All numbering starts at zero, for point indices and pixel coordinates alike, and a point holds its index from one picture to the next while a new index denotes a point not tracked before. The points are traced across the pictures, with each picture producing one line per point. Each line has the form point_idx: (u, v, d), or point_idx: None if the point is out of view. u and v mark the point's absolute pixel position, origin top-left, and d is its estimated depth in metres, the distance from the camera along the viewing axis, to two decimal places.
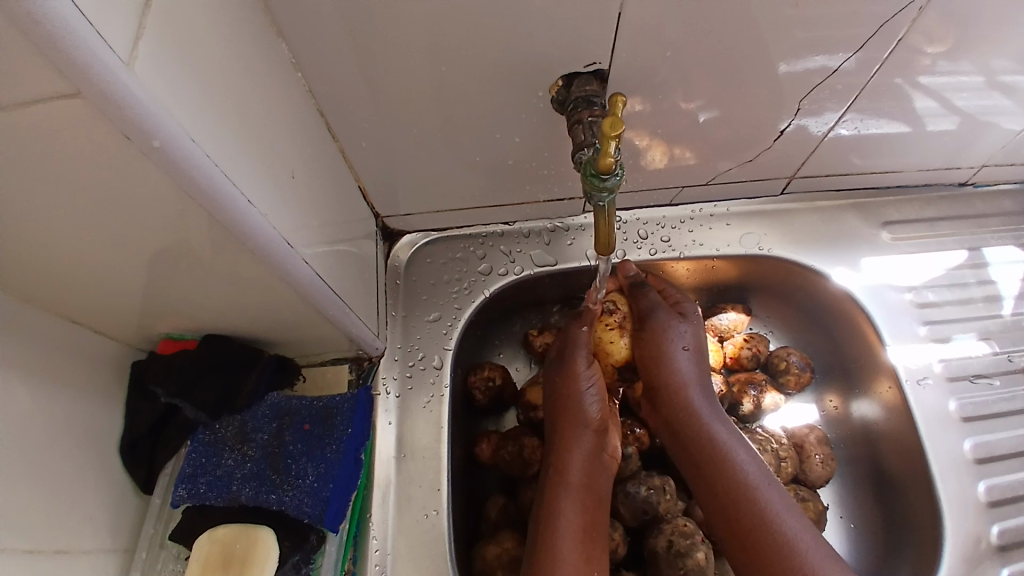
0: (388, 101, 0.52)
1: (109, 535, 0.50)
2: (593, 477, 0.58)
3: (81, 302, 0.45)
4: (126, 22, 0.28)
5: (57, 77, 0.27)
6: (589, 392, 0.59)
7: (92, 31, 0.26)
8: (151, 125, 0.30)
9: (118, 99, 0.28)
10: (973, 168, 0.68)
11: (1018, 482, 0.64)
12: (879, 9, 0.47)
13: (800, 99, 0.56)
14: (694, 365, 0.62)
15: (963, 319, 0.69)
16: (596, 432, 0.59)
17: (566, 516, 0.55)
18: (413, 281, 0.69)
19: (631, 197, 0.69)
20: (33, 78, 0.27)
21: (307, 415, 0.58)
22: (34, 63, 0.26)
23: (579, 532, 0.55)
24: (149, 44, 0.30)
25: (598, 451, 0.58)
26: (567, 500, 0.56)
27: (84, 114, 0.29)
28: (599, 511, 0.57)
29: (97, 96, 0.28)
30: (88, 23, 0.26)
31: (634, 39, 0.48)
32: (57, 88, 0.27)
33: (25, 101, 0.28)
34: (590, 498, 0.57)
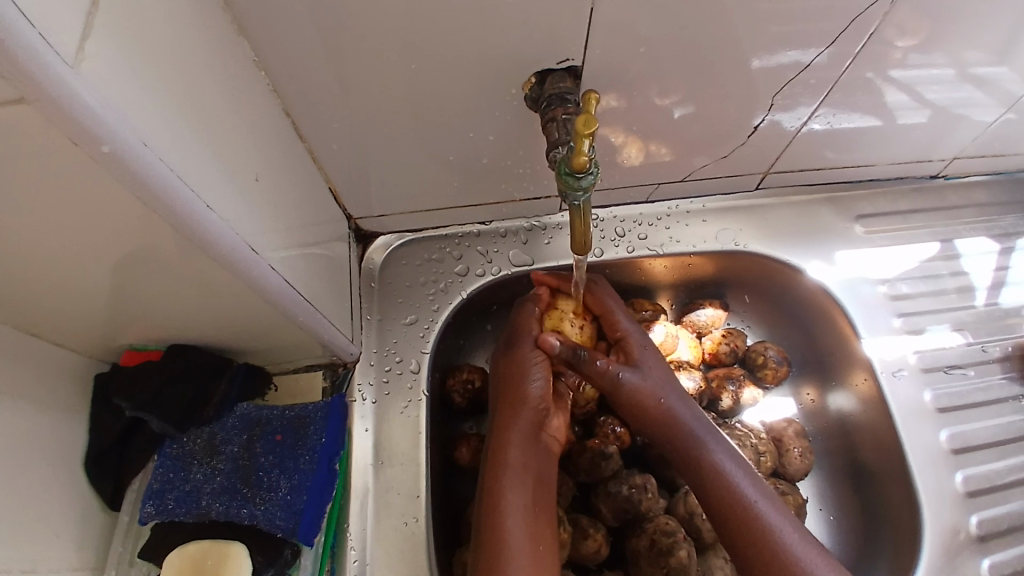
0: (358, 100, 0.51)
1: (76, 554, 0.48)
2: (532, 458, 0.56)
3: (38, 314, 0.43)
4: (72, 20, 0.27)
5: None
6: (532, 372, 0.59)
7: (37, 32, 0.25)
8: (100, 129, 0.29)
9: (67, 103, 0.27)
10: (943, 160, 0.69)
11: (994, 471, 0.64)
12: (850, 3, 0.47)
13: (773, 94, 0.56)
14: (656, 364, 0.60)
15: (937, 310, 0.70)
16: (534, 410, 0.58)
17: (508, 495, 0.53)
18: (388, 283, 0.68)
19: (608, 195, 0.68)
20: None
21: (279, 425, 0.56)
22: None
23: (523, 503, 0.54)
24: (98, 41, 0.28)
25: (537, 430, 0.58)
26: (509, 482, 0.54)
27: (27, 119, 0.27)
28: (543, 485, 0.56)
29: (44, 100, 0.26)
30: (32, 25, 0.24)
31: (608, 35, 0.47)
32: (2, 92, 0.25)
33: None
34: (532, 480, 0.55)
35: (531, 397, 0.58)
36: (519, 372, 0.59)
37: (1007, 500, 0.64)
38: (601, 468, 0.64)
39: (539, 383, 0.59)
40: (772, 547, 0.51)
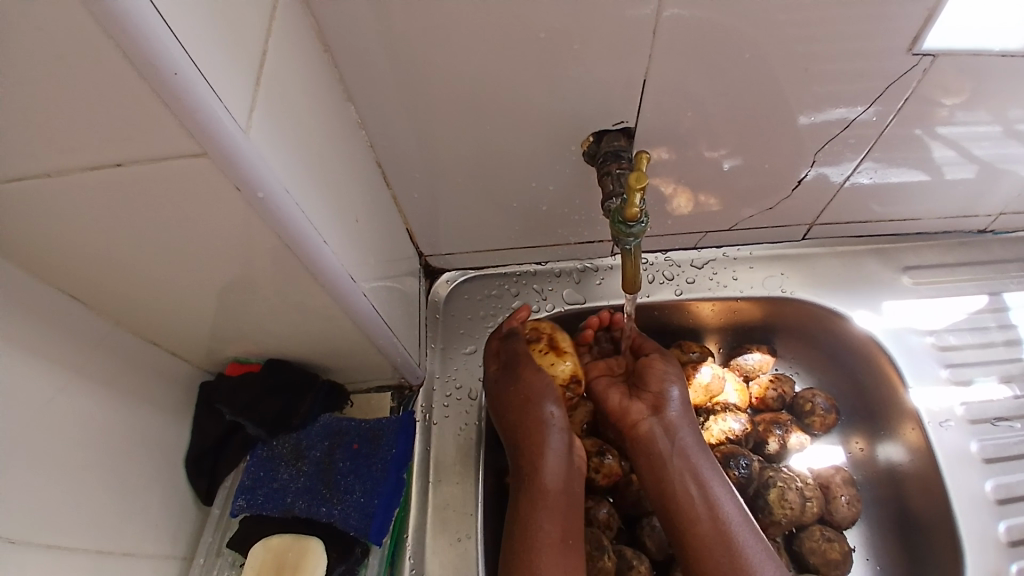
0: (438, 154, 0.58)
1: (172, 542, 0.55)
2: (565, 484, 0.60)
3: (169, 329, 0.52)
4: (245, 98, 0.35)
5: (190, 141, 0.33)
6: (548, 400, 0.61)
7: (221, 104, 0.32)
8: (258, 180, 0.36)
9: (239, 156, 0.35)
10: (989, 216, 0.71)
11: None
12: (891, 67, 0.51)
13: (815, 152, 0.60)
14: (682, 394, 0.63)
15: (986, 362, 0.70)
16: (558, 438, 0.61)
17: (541, 525, 0.58)
18: (451, 316, 0.74)
19: (658, 241, 0.73)
20: (171, 143, 0.33)
21: (355, 435, 0.62)
22: (173, 132, 0.32)
23: (557, 541, 0.57)
24: (259, 112, 0.37)
25: (567, 454, 0.61)
26: (541, 511, 0.58)
27: (206, 170, 0.34)
28: (575, 516, 0.59)
29: (218, 155, 0.34)
30: (219, 101, 0.32)
31: (659, 100, 0.53)
32: (189, 148, 0.33)
33: (156, 159, 0.34)
34: (562, 506, 0.59)
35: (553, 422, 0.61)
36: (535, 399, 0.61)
37: None
38: (644, 501, 0.67)
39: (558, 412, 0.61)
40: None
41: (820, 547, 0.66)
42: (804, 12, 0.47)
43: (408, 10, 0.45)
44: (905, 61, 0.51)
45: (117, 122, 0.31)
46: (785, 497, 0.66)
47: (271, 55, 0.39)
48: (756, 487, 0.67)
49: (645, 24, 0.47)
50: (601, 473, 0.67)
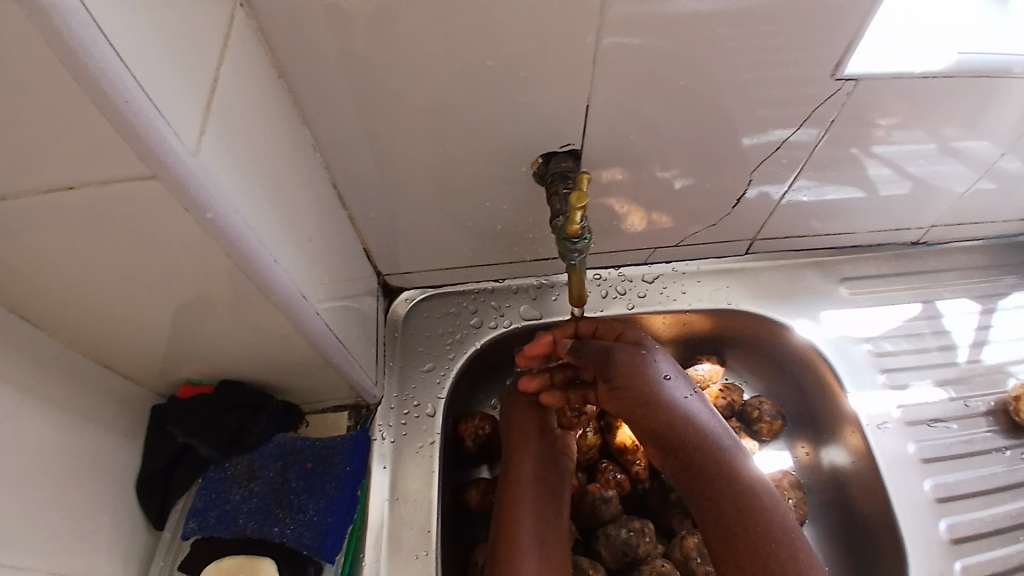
0: (392, 175, 0.60)
1: (121, 569, 0.53)
2: (544, 471, 0.64)
3: (119, 351, 0.51)
4: (195, 122, 0.36)
5: (139, 163, 0.33)
6: (531, 403, 0.67)
7: (171, 128, 0.33)
8: (207, 201, 0.37)
9: (189, 177, 0.35)
10: (922, 228, 0.76)
11: (979, 519, 0.66)
12: (817, 91, 0.55)
13: (752, 171, 0.64)
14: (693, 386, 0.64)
15: (921, 367, 0.73)
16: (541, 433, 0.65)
17: (522, 507, 0.61)
18: (410, 334, 0.75)
19: (610, 257, 0.76)
20: (122, 165, 0.33)
21: (309, 454, 0.62)
22: (125, 155, 0.33)
23: (535, 522, 0.60)
24: (211, 135, 0.38)
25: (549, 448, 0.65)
26: (522, 495, 0.62)
27: (156, 191, 0.35)
28: (555, 502, 0.63)
29: (168, 177, 0.35)
30: (169, 125, 0.33)
31: (601, 124, 0.56)
32: (139, 170, 0.34)
33: (106, 180, 0.34)
34: (543, 490, 0.63)
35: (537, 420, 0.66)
36: (522, 398, 0.67)
37: (991, 547, 0.65)
38: (601, 511, 0.68)
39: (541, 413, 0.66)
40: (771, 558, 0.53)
41: None
42: (733, 41, 0.50)
43: (361, 38, 0.47)
44: (827, 87, 0.55)
45: (66, 144, 0.32)
46: None
47: (222, 80, 0.40)
48: None
49: (586, 51, 0.50)
50: None
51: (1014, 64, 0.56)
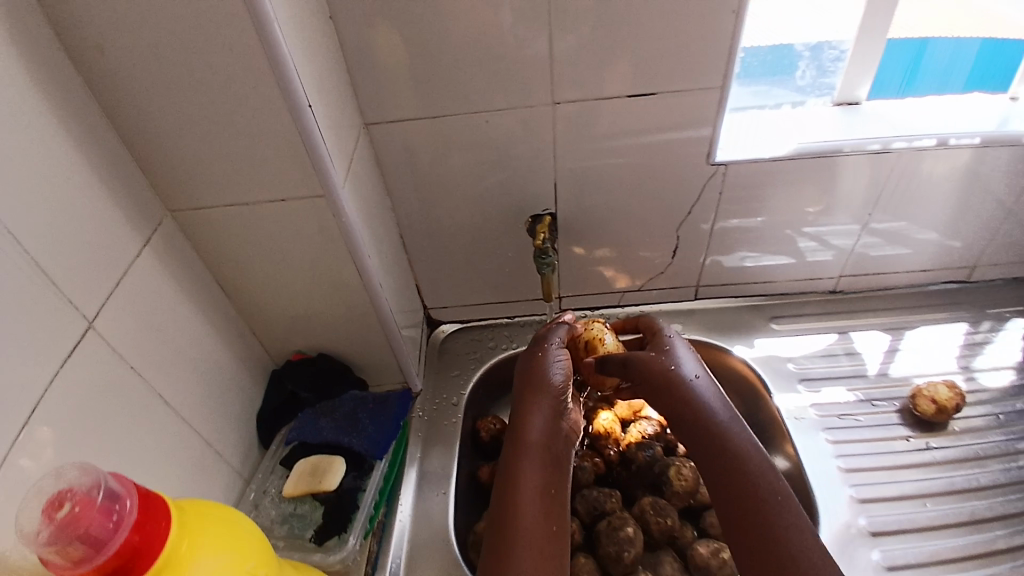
0: (437, 230, 0.93)
1: (239, 465, 0.81)
2: (551, 438, 0.73)
3: (266, 321, 0.84)
4: (343, 171, 0.71)
5: (319, 186, 0.68)
6: (553, 372, 0.78)
7: (334, 172, 0.68)
8: (342, 212, 0.71)
9: (335, 201, 0.70)
10: (832, 278, 1.00)
11: (884, 487, 0.80)
12: (697, 175, 0.85)
13: (677, 229, 0.93)
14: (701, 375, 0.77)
15: (833, 377, 0.91)
16: (557, 402, 0.76)
17: (528, 466, 0.70)
18: (445, 351, 1.04)
19: (591, 299, 1.04)
20: (306, 189, 0.69)
21: (372, 398, 0.90)
22: (309, 183, 0.68)
23: (539, 482, 0.69)
24: (349, 182, 0.73)
25: (557, 415, 0.75)
26: (528, 455, 0.71)
27: (318, 203, 0.70)
28: (557, 466, 0.72)
29: (326, 197, 0.69)
30: (334, 170, 0.69)
31: (565, 196, 0.89)
32: (316, 192, 0.69)
33: (296, 198, 0.69)
34: (548, 455, 0.72)
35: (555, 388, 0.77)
36: (542, 371, 0.78)
37: (897, 510, 0.78)
38: (579, 478, 0.88)
39: (562, 381, 0.78)
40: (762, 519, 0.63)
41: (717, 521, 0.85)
42: (642, 139, 0.82)
43: (423, 145, 0.83)
44: (702, 175, 0.85)
45: (285, 176, 0.67)
46: (681, 472, 0.85)
47: (355, 159, 0.76)
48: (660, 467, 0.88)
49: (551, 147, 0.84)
50: None
51: (840, 146, 0.82)
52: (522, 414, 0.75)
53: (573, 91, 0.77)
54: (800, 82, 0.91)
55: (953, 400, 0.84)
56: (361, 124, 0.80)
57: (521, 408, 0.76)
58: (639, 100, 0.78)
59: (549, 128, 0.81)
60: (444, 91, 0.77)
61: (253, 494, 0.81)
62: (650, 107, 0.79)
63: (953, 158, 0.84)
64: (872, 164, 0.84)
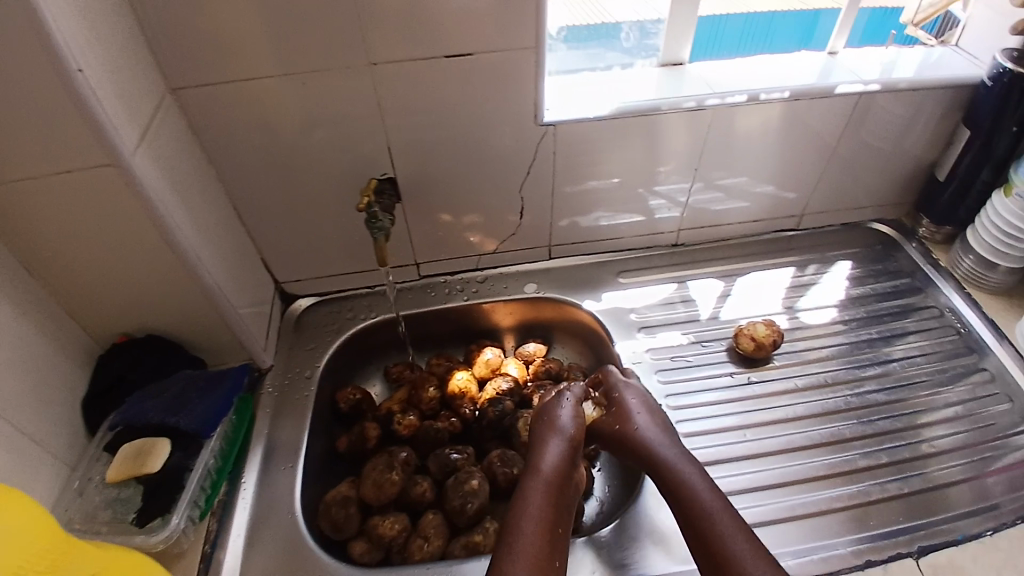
0: (274, 201, 0.90)
1: (65, 452, 0.77)
2: (562, 471, 0.75)
3: (83, 301, 0.78)
4: (135, 137, 0.67)
5: (106, 155, 0.64)
6: (564, 415, 0.81)
7: (121, 139, 0.64)
8: (136, 180, 0.67)
9: (128, 171, 0.66)
10: (672, 232, 1.06)
11: (705, 421, 0.86)
12: (528, 134, 0.87)
13: (519, 191, 0.95)
14: (673, 443, 0.77)
15: (669, 324, 0.97)
16: (568, 441, 0.78)
17: (533, 496, 0.72)
18: (302, 325, 1.01)
19: (448, 263, 1.04)
20: (91, 157, 0.64)
21: (204, 376, 0.87)
22: (93, 151, 0.64)
23: (545, 510, 0.70)
24: (143, 147, 0.68)
25: (572, 455, 0.77)
26: (533, 486, 0.73)
27: (106, 172, 0.65)
28: (562, 499, 0.73)
29: (116, 165, 0.65)
30: (117, 132, 0.64)
31: (403, 161, 0.88)
32: (102, 161, 0.64)
33: (82, 167, 0.65)
34: (556, 488, 0.73)
35: (562, 430, 0.79)
36: (551, 418, 0.81)
37: (717, 441, 0.84)
38: (436, 438, 0.91)
39: (572, 424, 0.80)
40: (717, 539, 0.67)
41: None
42: (466, 101, 0.82)
43: (241, 111, 0.79)
44: (535, 134, 0.87)
45: (60, 143, 0.62)
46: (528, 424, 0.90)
47: (154, 126, 0.71)
48: (509, 421, 0.92)
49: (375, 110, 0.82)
50: (402, 424, 0.92)
51: (658, 105, 0.87)
52: (534, 453, 0.77)
53: (387, 52, 0.76)
54: (626, 44, 0.95)
55: (771, 336, 0.90)
56: (168, 90, 0.75)
57: (535, 447, 0.78)
58: (456, 62, 0.78)
59: (370, 91, 0.79)
60: (251, 54, 0.74)
61: (77, 483, 0.77)
62: (468, 67, 0.79)
63: (765, 112, 0.90)
64: (688, 122, 0.90)
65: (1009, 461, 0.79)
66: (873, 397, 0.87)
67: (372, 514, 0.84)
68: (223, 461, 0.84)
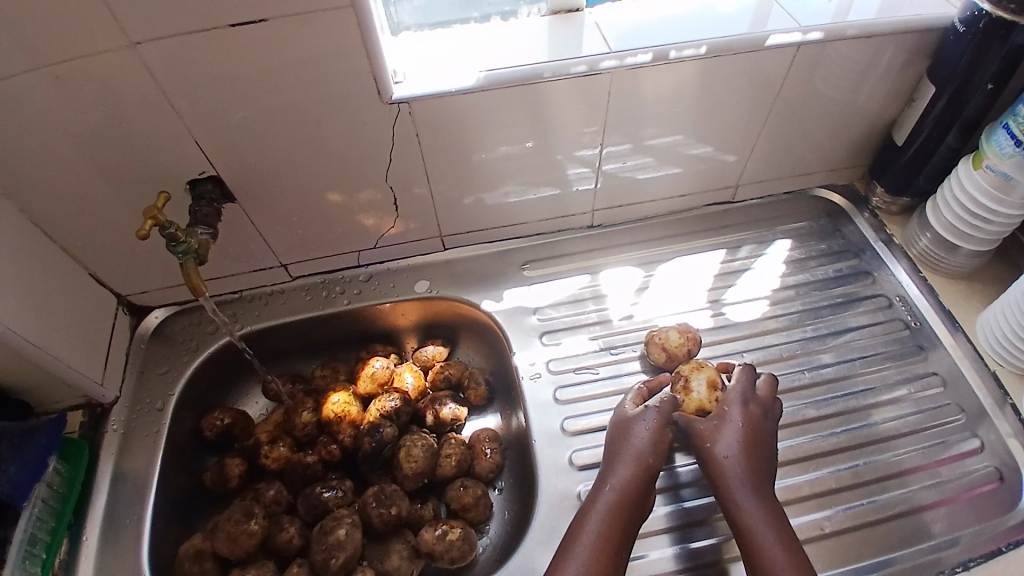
0: (82, 210, 0.74)
1: None
2: (627, 493, 0.66)
3: None
4: None
5: None
6: (643, 425, 0.70)
7: None
8: None
9: None
10: (585, 213, 0.91)
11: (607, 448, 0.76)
12: (381, 112, 0.72)
13: (385, 178, 0.79)
14: (758, 464, 0.67)
15: (575, 326, 0.85)
16: (648, 458, 0.68)
17: (590, 526, 0.64)
18: (156, 343, 0.88)
19: (324, 262, 0.90)
20: None
21: (17, 431, 0.74)
22: None
23: (596, 544, 0.63)
24: None
25: (648, 473, 0.68)
26: (593, 514, 0.65)
27: None
28: (625, 525, 0.65)
29: None
30: None
31: (223, 155, 0.72)
32: None
33: None
34: (619, 514, 0.65)
35: (639, 444, 0.69)
36: (630, 429, 0.71)
37: None
38: (309, 473, 0.80)
39: (654, 436, 0.70)
40: None
41: (454, 495, 0.78)
42: (281, 78, 0.66)
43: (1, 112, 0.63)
44: (385, 115, 0.72)
45: None
46: (411, 453, 0.79)
47: None
48: (391, 450, 0.81)
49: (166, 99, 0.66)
50: (271, 457, 0.81)
51: (539, 71, 0.71)
52: (610, 470, 0.68)
53: (151, 25, 0.59)
54: None
55: (684, 346, 0.78)
56: None
57: (613, 462, 0.69)
58: (247, 29, 0.61)
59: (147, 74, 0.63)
60: None
61: None
62: (272, 35, 0.62)
63: (675, 72, 0.74)
64: (580, 90, 0.74)
65: (951, 491, 0.71)
66: (806, 413, 0.77)
67: (232, 567, 0.74)
68: (57, 517, 0.73)
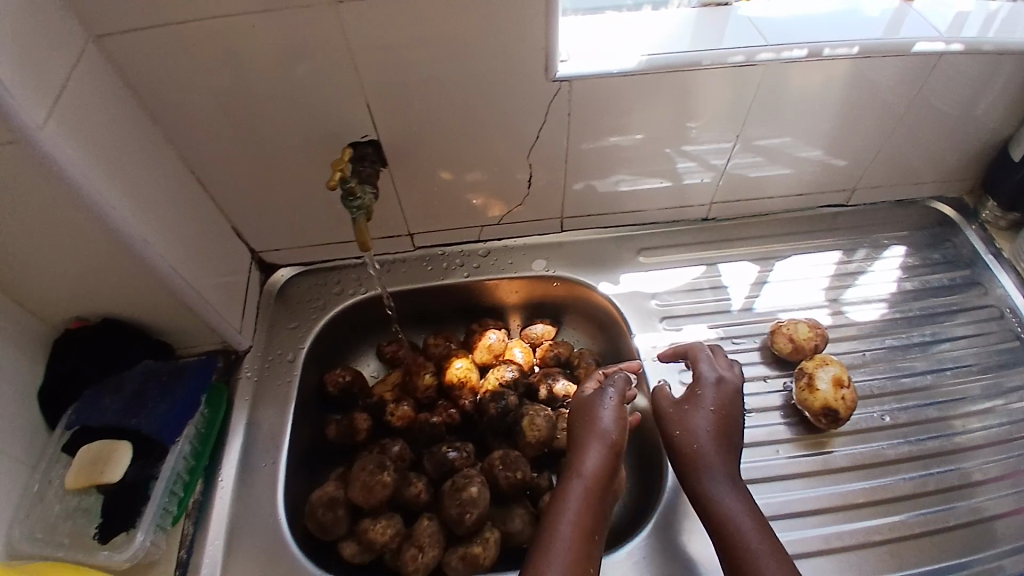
0: (241, 163, 0.77)
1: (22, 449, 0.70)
2: (608, 471, 0.66)
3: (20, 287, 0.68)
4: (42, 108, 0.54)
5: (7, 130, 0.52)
6: (604, 406, 0.70)
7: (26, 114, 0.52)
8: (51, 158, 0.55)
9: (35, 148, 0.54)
10: (704, 205, 0.93)
11: None
12: (540, 89, 0.74)
13: (527, 155, 0.82)
14: (721, 448, 0.66)
15: (694, 314, 0.88)
16: (614, 437, 0.68)
17: (573, 501, 0.64)
18: (284, 299, 0.91)
19: (448, 234, 0.92)
20: None
21: (165, 371, 0.79)
22: None
23: (574, 520, 0.63)
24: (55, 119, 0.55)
25: (615, 453, 0.67)
26: (574, 488, 0.65)
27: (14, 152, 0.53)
28: (599, 502, 0.65)
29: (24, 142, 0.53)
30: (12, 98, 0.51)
31: (387, 118, 0.75)
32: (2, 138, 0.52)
33: None
34: (603, 490, 0.65)
35: (619, 422, 0.68)
36: (592, 409, 0.70)
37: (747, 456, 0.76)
38: (432, 434, 0.83)
39: (615, 417, 0.69)
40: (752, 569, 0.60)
41: None
42: (457, 48, 0.69)
43: (194, 59, 0.66)
44: (546, 91, 0.74)
45: None
46: (534, 421, 0.81)
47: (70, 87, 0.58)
48: (512, 417, 0.82)
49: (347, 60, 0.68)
50: (396, 415, 0.84)
51: (700, 58, 0.73)
52: (574, 448, 0.68)
53: None
54: None
55: (812, 340, 0.81)
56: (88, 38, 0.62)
57: (579, 439, 0.68)
58: None
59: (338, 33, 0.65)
60: None
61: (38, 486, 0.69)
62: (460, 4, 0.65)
63: (826, 69, 0.76)
64: (729, 80, 0.76)
65: None
66: (925, 415, 0.79)
67: (363, 516, 0.76)
68: (196, 457, 0.76)
